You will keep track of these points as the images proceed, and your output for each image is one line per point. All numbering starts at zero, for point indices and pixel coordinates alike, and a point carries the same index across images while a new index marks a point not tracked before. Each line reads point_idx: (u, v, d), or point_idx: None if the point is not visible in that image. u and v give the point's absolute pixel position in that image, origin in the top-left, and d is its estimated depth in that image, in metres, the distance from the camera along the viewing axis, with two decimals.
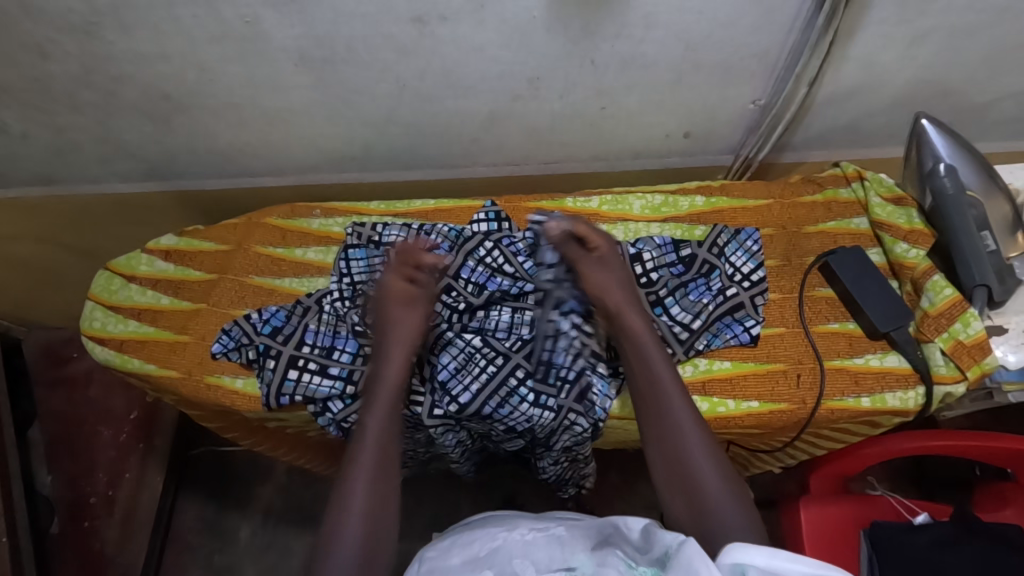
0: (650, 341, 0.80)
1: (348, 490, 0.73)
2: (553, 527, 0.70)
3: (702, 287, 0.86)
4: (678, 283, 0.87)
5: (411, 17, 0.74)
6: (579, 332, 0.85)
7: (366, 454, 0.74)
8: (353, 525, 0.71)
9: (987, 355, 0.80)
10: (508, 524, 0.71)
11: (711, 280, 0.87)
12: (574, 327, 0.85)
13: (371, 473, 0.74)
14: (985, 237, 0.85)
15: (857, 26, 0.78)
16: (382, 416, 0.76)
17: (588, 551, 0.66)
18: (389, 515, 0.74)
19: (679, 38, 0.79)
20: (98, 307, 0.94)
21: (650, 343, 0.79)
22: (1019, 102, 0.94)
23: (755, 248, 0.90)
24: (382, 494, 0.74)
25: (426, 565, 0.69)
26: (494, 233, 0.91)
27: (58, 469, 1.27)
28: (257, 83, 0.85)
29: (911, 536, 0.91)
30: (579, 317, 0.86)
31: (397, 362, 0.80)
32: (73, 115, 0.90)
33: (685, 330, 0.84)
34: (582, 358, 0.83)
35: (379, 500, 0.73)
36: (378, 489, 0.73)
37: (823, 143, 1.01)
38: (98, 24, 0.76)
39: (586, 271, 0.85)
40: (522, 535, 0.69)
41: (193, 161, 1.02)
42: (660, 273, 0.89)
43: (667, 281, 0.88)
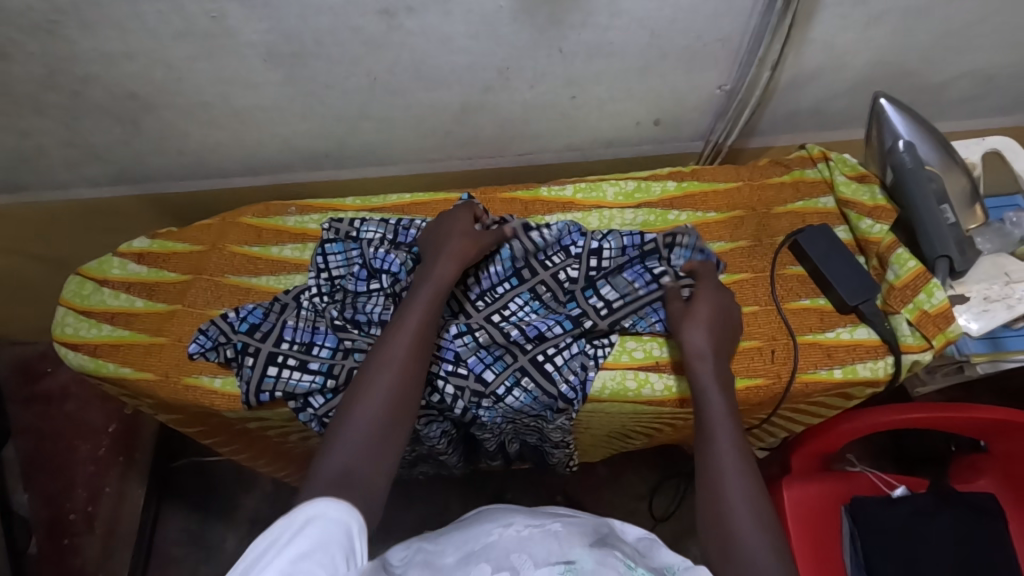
0: (716, 392, 0.75)
1: (350, 424, 0.67)
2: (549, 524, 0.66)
3: (638, 270, 0.87)
4: (613, 266, 0.87)
5: (379, 9, 0.75)
6: (451, 377, 0.80)
7: (376, 403, 0.69)
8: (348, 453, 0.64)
9: (951, 323, 0.82)
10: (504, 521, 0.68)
11: (646, 262, 0.87)
12: (446, 375, 0.80)
13: (374, 417, 0.67)
14: (944, 211, 0.87)
15: (813, 9, 0.80)
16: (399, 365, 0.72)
17: (587, 547, 0.62)
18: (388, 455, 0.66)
19: (643, 25, 0.80)
20: (69, 313, 0.92)
21: (715, 389, 0.75)
22: (973, 81, 0.97)
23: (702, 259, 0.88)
24: (376, 439, 0.66)
25: (420, 558, 0.65)
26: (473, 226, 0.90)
27: (34, 487, 1.26)
28: (226, 80, 0.85)
29: (892, 509, 0.95)
30: (451, 360, 0.81)
31: (406, 321, 0.76)
32: (39, 118, 0.89)
33: (606, 307, 0.85)
34: (462, 398, 0.80)
35: (382, 426, 0.67)
36: (384, 420, 0.68)
37: (788, 127, 1.04)
38: (60, 23, 0.75)
39: (672, 308, 0.83)
40: (517, 531, 0.65)
41: (163, 162, 1.01)
42: (606, 246, 0.89)
43: (610, 257, 0.88)
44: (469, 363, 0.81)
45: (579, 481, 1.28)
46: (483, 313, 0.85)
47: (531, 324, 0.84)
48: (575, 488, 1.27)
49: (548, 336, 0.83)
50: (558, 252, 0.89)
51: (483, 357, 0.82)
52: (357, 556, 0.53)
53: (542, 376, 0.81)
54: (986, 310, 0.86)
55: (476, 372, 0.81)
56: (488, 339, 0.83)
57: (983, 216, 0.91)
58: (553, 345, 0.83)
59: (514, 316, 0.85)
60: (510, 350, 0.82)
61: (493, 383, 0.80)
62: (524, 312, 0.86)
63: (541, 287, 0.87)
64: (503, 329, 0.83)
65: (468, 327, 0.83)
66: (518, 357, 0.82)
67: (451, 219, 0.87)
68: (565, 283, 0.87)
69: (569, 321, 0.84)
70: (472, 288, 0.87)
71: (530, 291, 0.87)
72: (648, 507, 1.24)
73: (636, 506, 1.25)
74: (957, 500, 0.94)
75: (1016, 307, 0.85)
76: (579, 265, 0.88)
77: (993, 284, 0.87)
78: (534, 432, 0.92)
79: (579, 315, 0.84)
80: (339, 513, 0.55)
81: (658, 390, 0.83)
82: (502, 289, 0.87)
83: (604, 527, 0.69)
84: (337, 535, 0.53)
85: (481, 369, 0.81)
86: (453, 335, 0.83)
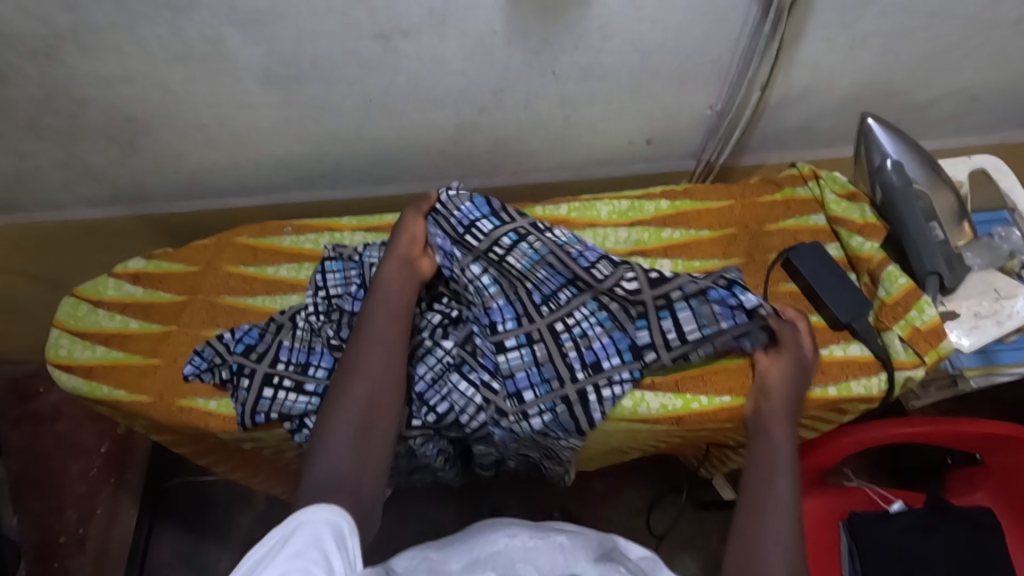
0: (785, 460, 0.75)
1: (329, 437, 0.68)
2: (553, 537, 0.72)
3: (723, 300, 0.82)
4: (695, 288, 0.82)
5: (374, 34, 0.76)
6: (483, 388, 0.81)
7: (349, 419, 0.69)
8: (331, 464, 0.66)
9: (942, 339, 0.83)
10: (508, 531, 0.73)
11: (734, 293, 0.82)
12: (478, 385, 0.81)
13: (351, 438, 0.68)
14: (933, 228, 0.89)
15: (801, 31, 0.82)
16: (364, 380, 0.72)
17: (591, 561, 0.68)
18: (374, 469, 0.67)
19: (635, 48, 0.82)
20: (63, 334, 0.92)
21: (785, 460, 0.75)
22: (958, 100, 0.99)
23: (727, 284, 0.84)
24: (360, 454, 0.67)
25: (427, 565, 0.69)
26: (506, 228, 0.86)
27: (24, 510, 1.23)
28: (223, 103, 0.86)
29: (888, 524, 0.95)
30: (489, 370, 0.82)
31: (373, 340, 0.76)
32: (35, 140, 0.90)
33: (677, 340, 0.81)
34: (484, 412, 0.81)
35: (359, 442, 0.68)
36: (356, 429, 0.69)
37: (779, 145, 1.06)
38: (58, 47, 0.75)
39: (769, 361, 0.81)
40: (523, 543, 0.70)
41: (159, 183, 1.01)
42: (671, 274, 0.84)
43: (683, 283, 0.83)
44: (506, 380, 0.81)
45: (577, 498, 1.27)
46: (546, 320, 0.83)
47: (591, 347, 0.82)
48: (573, 504, 1.27)
49: (604, 368, 0.82)
50: (603, 260, 0.85)
51: (532, 374, 0.82)
52: (349, 553, 0.53)
53: (582, 409, 0.81)
54: (976, 326, 0.86)
55: (511, 390, 0.81)
56: (545, 354, 0.82)
57: (971, 233, 0.92)
58: (606, 378, 0.81)
59: (577, 329, 0.83)
60: (559, 377, 0.81)
61: (528, 403, 0.81)
62: (589, 324, 0.83)
63: (603, 298, 0.84)
64: (562, 344, 0.82)
65: (529, 337, 0.82)
66: (565, 386, 0.81)
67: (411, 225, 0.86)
68: (630, 294, 0.83)
69: (631, 351, 0.82)
70: (533, 294, 0.84)
71: (594, 301, 0.84)
72: (647, 523, 1.23)
73: (634, 522, 1.24)
74: (953, 515, 0.94)
75: (1005, 323, 0.86)
76: (637, 274, 0.83)
77: (983, 300, 0.88)
78: (536, 450, 0.91)
79: (645, 346, 0.82)
80: (328, 515, 0.56)
81: (653, 409, 0.83)
82: (563, 297, 0.85)
83: (609, 541, 0.74)
84: (327, 534, 0.54)
85: (523, 387, 0.81)
86: (500, 346, 0.82)
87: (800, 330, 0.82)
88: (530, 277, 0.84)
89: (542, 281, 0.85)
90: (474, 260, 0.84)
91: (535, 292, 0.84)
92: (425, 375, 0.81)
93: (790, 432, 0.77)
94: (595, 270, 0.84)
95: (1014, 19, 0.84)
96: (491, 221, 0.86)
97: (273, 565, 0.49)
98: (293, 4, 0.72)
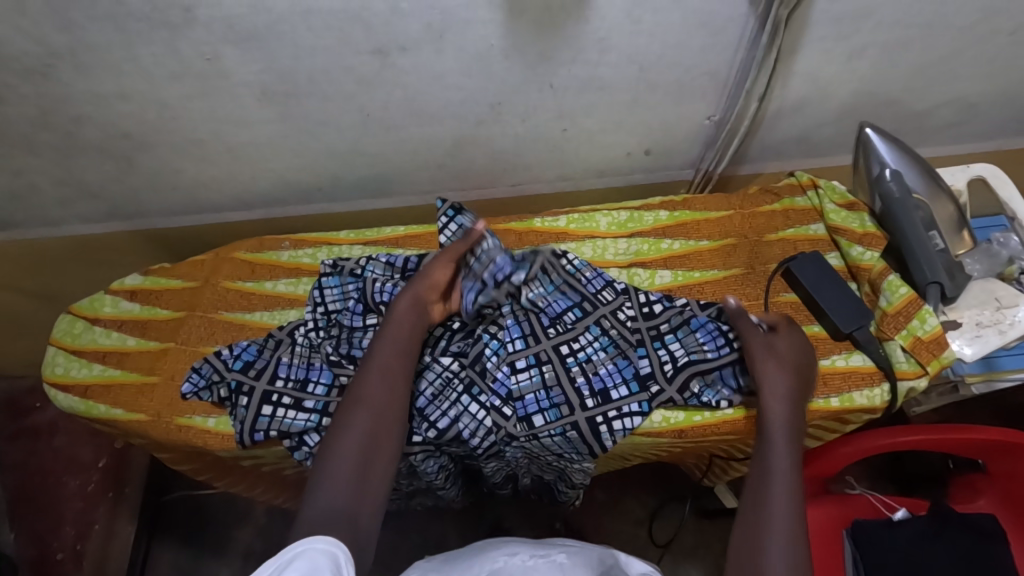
0: (783, 438, 0.72)
1: (328, 470, 0.66)
2: (553, 555, 0.71)
3: (710, 331, 0.85)
4: (681, 321, 0.86)
5: (372, 49, 0.76)
6: (494, 412, 0.80)
7: (350, 450, 0.68)
8: (329, 494, 0.64)
9: (944, 350, 0.83)
10: (509, 549, 0.73)
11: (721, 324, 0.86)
12: (489, 407, 0.80)
13: (353, 465, 0.67)
14: (933, 237, 0.88)
15: (798, 42, 0.82)
16: (368, 413, 0.71)
17: None
18: (375, 492, 0.66)
19: (633, 60, 0.82)
20: (59, 352, 0.91)
21: (781, 441, 0.72)
22: (955, 109, 0.99)
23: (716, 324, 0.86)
24: (361, 482, 0.66)
25: None
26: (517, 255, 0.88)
27: (21, 527, 1.22)
28: (220, 119, 0.85)
29: (891, 531, 0.94)
30: (501, 396, 0.81)
31: (379, 370, 0.75)
32: (31, 158, 0.89)
33: (672, 366, 0.83)
34: (495, 434, 0.80)
35: (360, 473, 0.67)
36: (359, 461, 0.67)
37: (777, 155, 1.06)
38: (54, 66, 0.75)
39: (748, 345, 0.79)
40: (523, 561, 0.70)
41: (156, 199, 1.01)
42: (664, 307, 0.88)
43: (671, 316, 0.87)
44: (517, 403, 0.81)
45: (579, 508, 1.26)
46: (553, 342, 0.84)
47: (598, 373, 0.83)
48: (574, 516, 1.26)
49: (612, 397, 0.82)
50: (608, 287, 0.89)
51: (542, 397, 0.82)
52: None
53: (593, 436, 0.81)
54: (978, 335, 0.86)
55: (521, 414, 0.81)
56: (554, 377, 0.83)
57: (971, 241, 0.92)
58: (615, 408, 0.81)
59: (583, 354, 0.85)
60: (568, 402, 0.81)
61: (539, 428, 0.80)
62: (593, 349, 0.85)
63: (604, 322, 0.87)
64: (571, 369, 0.83)
65: (537, 359, 0.83)
66: (575, 412, 0.81)
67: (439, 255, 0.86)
68: (630, 322, 0.87)
69: (637, 379, 0.83)
70: (543, 317, 0.86)
71: (597, 326, 0.86)
72: (648, 533, 1.22)
73: (636, 532, 1.24)
74: (956, 523, 0.94)
75: (1007, 333, 0.85)
76: (632, 302, 0.88)
77: (985, 309, 0.88)
78: (551, 471, 0.93)
79: (648, 375, 0.83)
80: (325, 545, 0.55)
81: (655, 422, 0.83)
82: (569, 318, 0.87)
83: (609, 557, 0.74)
84: (325, 563, 0.53)
85: (532, 411, 0.81)
86: (512, 369, 0.83)
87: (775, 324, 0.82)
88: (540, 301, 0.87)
89: (551, 303, 0.87)
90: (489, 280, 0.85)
91: (545, 316, 0.86)
92: (430, 393, 0.81)
93: (789, 422, 0.74)
94: (601, 295, 0.89)
95: (1011, 29, 0.84)
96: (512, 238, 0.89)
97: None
98: (290, 20, 0.71)
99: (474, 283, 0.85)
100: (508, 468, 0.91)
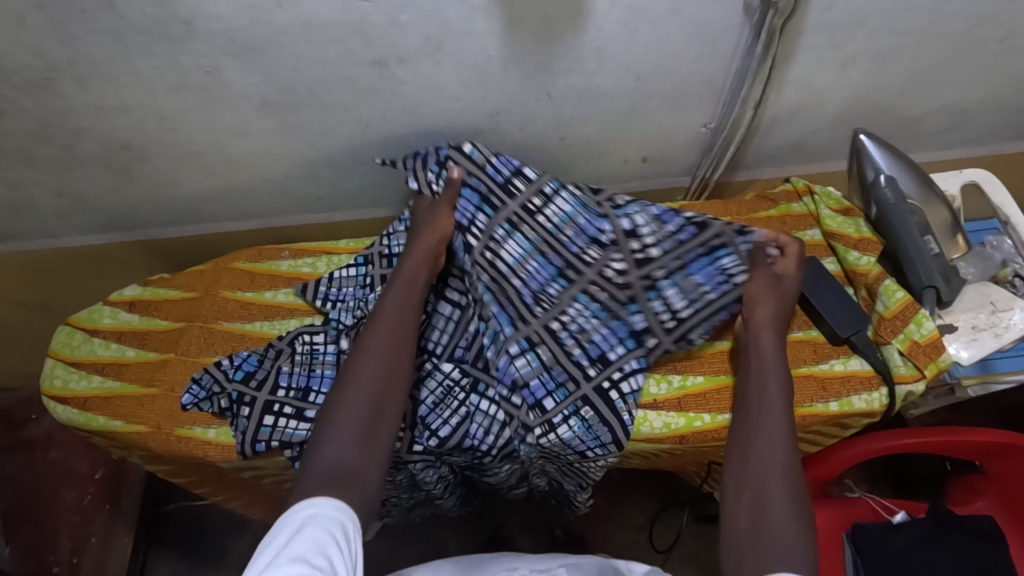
0: (775, 377, 0.79)
1: (334, 433, 0.70)
2: (554, 570, 0.73)
3: (707, 268, 0.85)
4: (679, 265, 0.85)
5: (371, 60, 0.76)
6: (503, 403, 0.81)
7: (357, 414, 0.71)
8: (335, 448, 0.68)
9: (941, 353, 0.84)
10: (510, 565, 0.74)
11: (717, 258, 0.85)
12: (499, 400, 0.81)
13: (362, 428, 0.70)
14: (929, 242, 0.89)
15: (793, 50, 0.83)
16: (378, 365, 0.75)
17: None
18: (383, 446, 0.70)
19: (630, 70, 0.83)
20: (58, 364, 0.91)
21: (773, 378, 0.79)
22: (947, 115, 1.01)
23: (733, 269, 0.85)
24: (371, 440, 0.70)
25: None
26: (519, 216, 0.87)
27: (17, 540, 1.21)
28: (220, 130, 0.86)
29: (889, 535, 0.95)
30: (506, 386, 0.81)
31: (389, 334, 0.78)
32: (29, 170, 0.89)
33: (671, 318, 0.84)
34: (509, 428, 0.81)
35: (368, 433, 0.70)
36: (366, 421, 0.71)
37: (772, 161, 1.07)
38: (54, 80, 0.75)
39: (755, 277, 0.86)
40: None
41: (155, 210, 1.01)
42: (662, 247, 0.86)
43: (667, 261, 0.85)
44: (524, 391, 0.81)
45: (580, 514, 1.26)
46: (541, 321, 0.83)
47: (592, 341, 0.84)
48: (576, 522, 1.25)
49: (611, 359, 0.83)
50: (592, 245, 0.87)
51: (545, 380, 0.81)
52: (347, 548, 0.58)
53: (603, 403, 0.81)
54: (975, 338, 0.87)
55: (531, 401, 0.80)
56: (550, 357, 0.82)
57: (965, 245, 0.93)
58: (617, 369, 0.83)
59: (574, 325, 0.84)
60: (572, 378, 0.82)
61: (551, 412, 0.80)
62: (583, 317, 0.85)
63: (592, 286, 0.86)
64: (564, 343, 0.83)
65: (529, 342, 0.82)
66: (580, 385, 0.82)
67: (433, 213, 0.88)
68: (618, 277, 0.86)
69: (631, 335, 0.84)
70: (524, 290, 0.84)
71: (583, 293, 0.86)
72: (648, 540, 1.22)
73: (637, 538, 1.23)
74: (955, 526, 0.94)
75: (1003, 335, 0.86)
76: (620, 255, 0.86)
77: (980, 313, 0.89)
78: (569, 474, 0.92)
79: (643, 330, 0.84)
80: (335, 512, 0.61)
81: (656, 428, 0.83)
82: (553, 290, 0.86)
83: (609, 566, 0.76)
84: (332, 531, 0.59)
85: (542, 395, 0.81)
86: (512, 355, 0.81)
87: (790, 253, 0.86)
88: (521, 274, 0.85)
89: (532, 274, 0.86)
90: (473, 263, 0.85)
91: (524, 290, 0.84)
92: (431, 402, 0.82)
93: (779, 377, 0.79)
94: (584, 256, 0.87)
95: (1001, 37, 0.86)
96: (497, 187, 0.87)
97: (281, 556, 0.54)
98: (290, 33, 0.72)
99: (461, 240, 0.87)
100: (521, 469, 0.91)
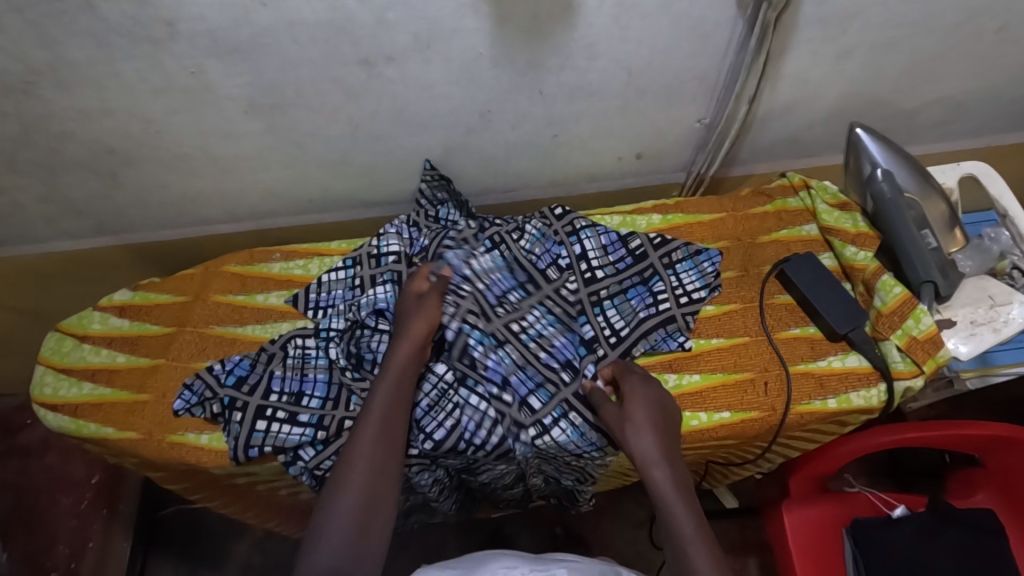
0: (677, 497, 0.71)
1: (323, 524, 0.66)
2: (554, 570, 0.70)
3: (642, 292, 0.90)
4: (617, 288, 0.90)
5: (358, 59, 0.75)
6: (494, 401, 0.81)
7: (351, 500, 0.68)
8: (327, 547, 0.64)
9: (939, 348, 0.83)
10: (508, 562, 0.72)
11: (651, 285, 0.90)
12: (489, 398, 0.81)
13: (354, 513, 0.67)
14: (926, 236, 0.88)
15: (786, 44, 0.82)
16: (368, 467, 0.71)
17: None
18: (375, 538, 0.67)
19: (622, 66, 0.81)
20: (48, 371, 0.90)
21: (677, 503, 0.71)
22: (943, 107, 1.00)
23: (710, 270, 0.91)
24: (363, 532, 0.66)
25: None
26: (501, 235, 0.93)
27: (13, 547, 1.20)
28: (206, 132, 0.84)
29: (888, 530, 0.94)
30: (496, 383, 0.82)
31: (379, 416, 0.75)
32: (14, 175, 0.88)
33: (615, 335, 0.87)
34: (502, 426, 0.80)
35: (359, 529, 0.66)
36: (359, 514, 0.67)
37: (767, 156, 1.06)
38: (35, 84, 0.74)
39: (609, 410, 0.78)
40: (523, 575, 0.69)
41: (144, 214, 0.99)
42: (604, 271, 0.91)
43: (609, 281, 0.91)
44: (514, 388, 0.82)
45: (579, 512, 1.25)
46: (502, 320, 0.86)
47: (554, 344, 0.85)
48: (575, 521, 1.25)
49: (578, 364, 0.84)
50: (552, 267, 0.92)
51: (524, 379, 0.83)
52: None
53: (584, 406, 0.82)
54: (973, 333, 0.86)
55: (520, 399, 0.82)
56: (520, 358, 0.84)
57: (963, 238, 0.91)
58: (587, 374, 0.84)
59: (533, 330, 0.86)
60: (552, 380, 0.83)
61: (540, 411, 0.81)
62: (542, 324, 0.87)
63: (548, 301, 0.89)
64: (529, 346, 0.85)
65: (497, 339, 0.84)
66: (560, 388, 0.83)
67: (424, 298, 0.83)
68: (571, 295, 0.90)
69: (583, 345, 0.86)
70: (487, 293, 0.87)
71: (541, 305, 0.89)
72: (650, 536, 1.22)
73: (637, 535, 1.23)
74: (956, 519, 0.93)
75: (1002, 331, 0.85)
76: (574, 276, 0.91)
77: (978, 308, 0.88)
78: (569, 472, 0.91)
79: (592, 339, 0.87)
80: None
81: None
82: (514, 297, 0.89)
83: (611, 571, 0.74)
84: None
85: (526, 394, 0.82)
86: (495, 363, 0.83)
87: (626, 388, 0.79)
88: (498, 293, 0.88)
89: (494, 282, 0.89)
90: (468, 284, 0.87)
91: (501, 306, 0.87)
92: (427, 407, 0.81)
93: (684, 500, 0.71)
94: (547, 273, 0.91)
95: (997, 28, 0.85)
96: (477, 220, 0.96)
97: None
98: (274, 33, 0.71)
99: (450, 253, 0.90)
100: (518, 470, 0.90)
